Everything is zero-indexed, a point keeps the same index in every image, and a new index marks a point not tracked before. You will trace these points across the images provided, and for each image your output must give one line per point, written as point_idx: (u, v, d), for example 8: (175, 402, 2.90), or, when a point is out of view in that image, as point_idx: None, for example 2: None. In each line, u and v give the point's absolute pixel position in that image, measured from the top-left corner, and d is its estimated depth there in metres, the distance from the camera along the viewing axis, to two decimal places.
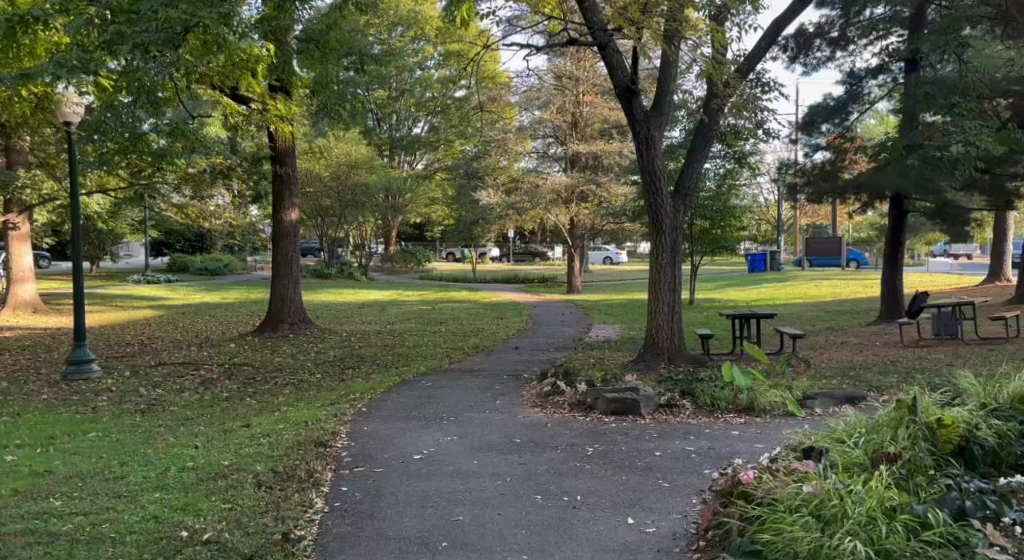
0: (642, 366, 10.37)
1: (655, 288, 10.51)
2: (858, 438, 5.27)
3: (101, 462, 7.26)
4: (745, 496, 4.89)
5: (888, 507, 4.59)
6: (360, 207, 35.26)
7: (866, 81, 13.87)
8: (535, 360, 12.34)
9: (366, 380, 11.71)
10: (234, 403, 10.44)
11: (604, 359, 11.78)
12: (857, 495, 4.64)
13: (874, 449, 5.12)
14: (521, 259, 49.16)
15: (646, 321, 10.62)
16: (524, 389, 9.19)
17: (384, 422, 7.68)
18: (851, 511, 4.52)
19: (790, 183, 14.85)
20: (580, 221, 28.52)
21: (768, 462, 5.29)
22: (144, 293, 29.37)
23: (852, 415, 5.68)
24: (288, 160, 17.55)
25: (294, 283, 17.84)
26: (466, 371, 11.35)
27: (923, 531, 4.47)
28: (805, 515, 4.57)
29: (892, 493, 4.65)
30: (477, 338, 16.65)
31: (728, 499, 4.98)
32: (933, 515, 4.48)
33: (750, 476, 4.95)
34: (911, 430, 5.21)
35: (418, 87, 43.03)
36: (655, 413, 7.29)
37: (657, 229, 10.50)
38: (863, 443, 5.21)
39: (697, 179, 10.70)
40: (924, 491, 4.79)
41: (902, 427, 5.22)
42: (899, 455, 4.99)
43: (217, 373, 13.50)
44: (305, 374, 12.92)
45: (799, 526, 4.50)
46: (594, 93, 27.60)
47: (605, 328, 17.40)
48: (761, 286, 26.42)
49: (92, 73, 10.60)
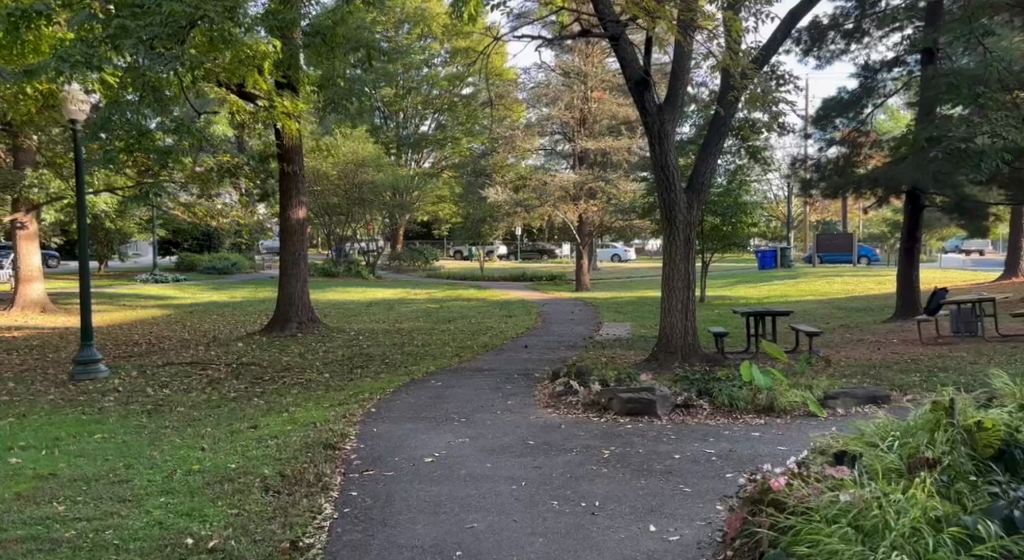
0: (655, 364, 10.19)
1: (669, 286, 10.34)
2: (893, 442, 5.08)
3: (106, 464, 7.11)
4: (777, 504, 4.66)
5: (932, 517, 4.40)
6: (367, 205, 35.11)
7: (881, 74, 13.66)
8: (545, 359, 12.19)
9: (375, 380, 11.54)
10: (242, 403, 10.31)
11: (616, 358, 11.62)
12: (897, 505, 4.43)
13: (909, 454, 4.93)
14: (529, 257, 49.05)
15: (660, 319, 10.44)
16: (536, 389, 9.03)
17: (393, 423, 7.53)
18: (894, 522, 4.34)
19: (803, 179, 14.67)
20: (589, 218, 28.38)
21: (798, 467, 5.04)
22: (153, 292, 29.27)
23: (883, 417, 5.47)
24: (295, 158, 17.39)
25: (301, 282, 17.68)
26: (477, 370, 11.20)
27: (976, 546, 4.22)
28: (844, 526, 4.38)
29: (936, 503, 4.45)
30: (487, 336, 16.44)
31: (756, 507, 4.71)
32: (984, 528, 4.23)
33: (782, 484, 4.68)
34: (949, 434, 4.95)
35: (425, 85, 42.87)
36: (672, 414, 7.11)
37: (670, 226, 10.32)
38: (898, 447, 5.02)
39: (711, 174, 10.51)
40: (969, 500, 4.58)
41: (940, 431, 4.96)
42: (937, 460, 4.80)
43: (225, 372, 13.36)
44: (312, 375, 12.73)
45: (837, 537, 4.29)
46: (602, 89, 27.39)
47: (616, 326, 17.20)
48: (773, 284, 26.15)
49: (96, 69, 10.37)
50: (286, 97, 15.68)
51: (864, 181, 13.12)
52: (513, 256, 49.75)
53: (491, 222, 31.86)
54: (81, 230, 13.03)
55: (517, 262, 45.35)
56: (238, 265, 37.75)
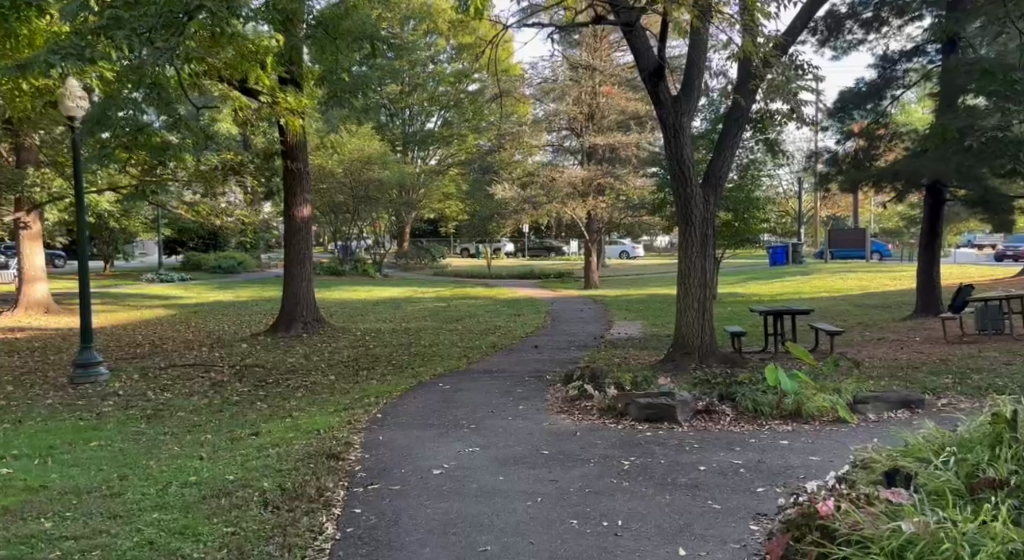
0: (670, 367, 9.86)
1: (685, 285, 9.99)
2: (949, 457, 4.78)
3: (100, 475, 6.78)
4: (826, 532, 4.38)
5: (1008, 551, 4.08)
6: (373, 203, 34.78)
7: (900, 64, 13.30)
8: (556, 360, 11.84)
9: (381, 382, 11.19)
10: (245, 408, 9.98)
11: (631, 359, 11.29)
12: (969, 538, 4.12)
13: (970, 474, 4.62)
14: (537, 254, 48.69)
15: (675, 318, 10.11)
16: (548, 392, 8.68)
17: (400, 430, 7.19)
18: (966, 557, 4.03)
19: (820, 172, 14.30)
20: (598, 215, 28.04)
21: (846, 488, 4.76)
22: (157, 292, 28.95)
23: (934, 427, 5.17)
24: (298, 155, 17.05)
25: (306, 282, 17.35)
26: (486, 373, 10.85)
27: None
28: None
29: (1012, 533, 4.13)
30: (495, 336, 16.12)
31: (803, 533, 4.46)
32: None
33: (831, 508, 4.44)
34: (1014, 450, 4.68)
35: (431, 82, 42.57)
36: (692, 421, 6.78)
37: (685, 221, 9.96)
38: (955, 464, 4.72)
39: (728, 168, 10.13)
40: None
41: (1005, 447, 4.68)
42: (1003, 482, 4.47)
43: (228, 375, 13.05)
44: (317, 377, 12.40)
45: None
46: (611, 83, 27.05)
47: (627, 326, 16.84)
48: (785, 280, 25.77)
49: (90, 62, 10.06)
50: (289, 92, 15.20)
51: (884, 174, 12.75)
52: (520, 254, 49.39)
53: (498, 218, 31.52)
54: (81, 229, 12.71)
55: (524, 260, 45.01)
56: (244, 265, 37.45)
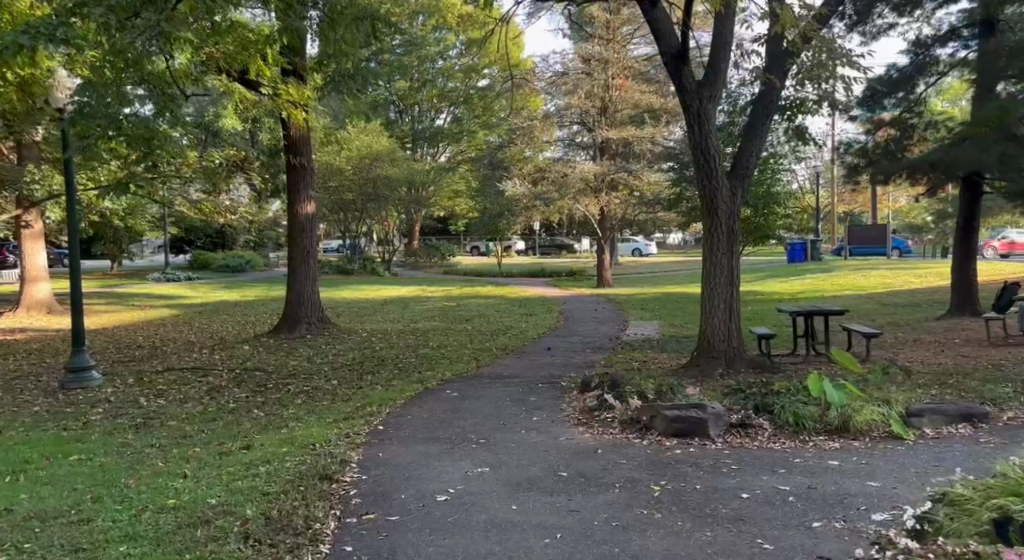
0: (696, 373, 9.23)
1: (710, 284, 9.35)
2: None
3: (72, 496, 6.16)
4: None
5: None
6: (382, 201, 34.19)
7: (934, 49, 12.61)
8: (571, 364, 11.19)
9: (387, 388, 10.55)
10: (240, 417, 9.36)
11: (651, 363, 10.63)
12: None
13: None
14: (547, 252, 48.03)
15: (700, 319, 9.47)
16: (564, 401, 8.04)
17: (403, 445, 6.57)
18: None
19: (849, 164, 13.60)
20: (611, 211, 27.40)
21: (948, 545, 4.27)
22: (163, 292, 28.39)
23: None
24: (302, 150, 16.42)
25: (311, 282, 16.73)
26: (497, 377, 10.22)
27: None
28: None
29: None
30: (506, 337, 15.48)
31: None
32: None
33: None
34: None
35: (441, 78, 42.02)
36: (726, 435, 6.17)
37: (710, 217, 9.31)
38: None
39: (756, 158, 9.47)
40: None
41: None
42: None
43: (227, 380, 12.44)
44: (319, 383, 11.79)
45: None
46: (624, 76, 26.39)
47: (643, 326, 16.18)
48: (805, 278, 25.03)
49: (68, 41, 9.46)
50: (292, 83, 14.78)
51: (919, 165, 12.07)
52: (531, 252, 48.74)
53: (509, 216, 30.86)
54: (72, 227, 12.11)
55: (536, 258, 44.37)
56: (251, 264, 36.87)
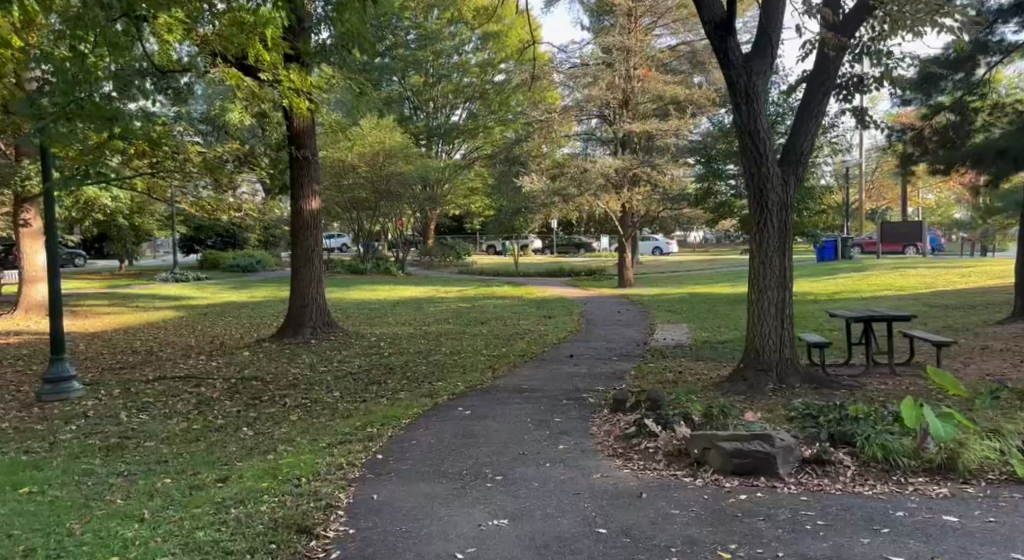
0: (744, 391, 8.17)
1: (760, 287, 8.31)
2: None
3: (7, 546, 5.11)
4: None
5: None
6: (397, 199, 33.20)
7: (998, 26, 11.34)
8: (597, 375, 10.12)
9: (393, 402, 9.49)
10: (226, 437, 8.32)
11: (689, 375, 9.59)
12: None
13: None
14: (565, 251, 46.94)
15: (747, 327, 8.46)
16: (594, 423, 7.01)
17: (405, 480, 5.61)
18: None
19: (901, 153, 12.44)
20: (633, 208, 26.28)
21: None
22: (168, 293, 27.38)
23: None
24: (306, 141, 15.35)
25: (316, 283, 15.68)
26: (517, 391, 9.18)
27: None
28: None
29: None
30: (524, 342, 14.42)
31: None
32: None
33: None
34: None
35: (456, 73, 41.07)
36: (799, 475, 5.27)
37: (760, 210, 8.27)
38: None
39: (811, 141, 8.42)
40: None
41: None
42: None
43: (220, 391, 11.40)
44: (319, 394, 10.76)
45: None
46: (647, 67, 25.25)
47: (671, 331, 15.09)
48: (837, 277, 23.87)
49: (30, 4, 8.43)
50: (294, 69, 13.76)
51: (982, 154, 10.88)
52: (548, 251, 47.65)
53: (527, 213, 29.78)
54: (50, 223, 11.13)
55: (553, 258, 43.27)
56: (262, 264, 35.87)
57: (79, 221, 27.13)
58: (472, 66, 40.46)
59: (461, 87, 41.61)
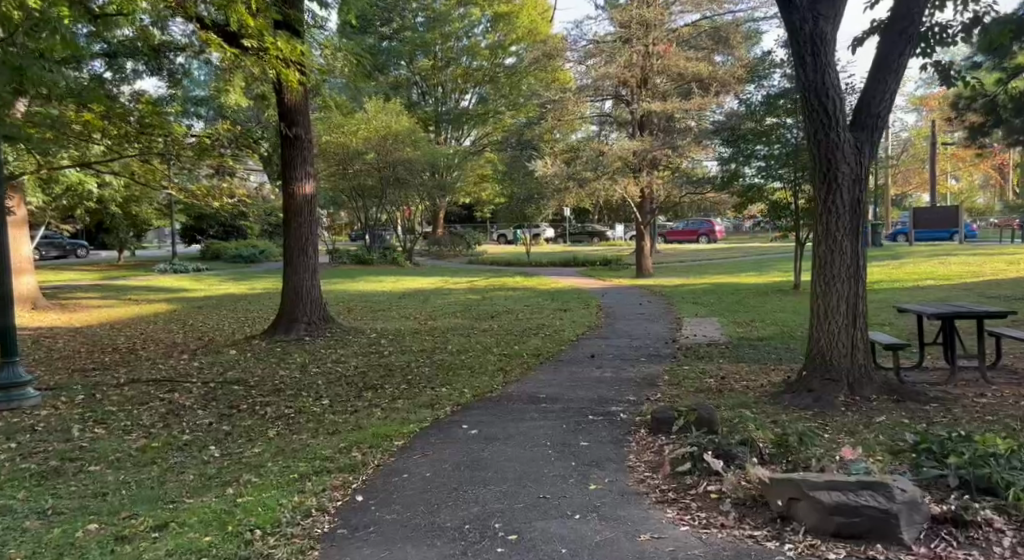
0: (814, 406, 6.80)
1: (826, 279, 7.05)
2: None
3: None
4: None
5: None
6: (404, 187, 31.81)
7: None
8: (626, 382, 8.78)
9: (388, 414, 8.19)
10: (187, 460, 6.99)
11: (736, 383, 8.29)
12: None
13: None
14: (578, 239, 45.50)
15: (810, 326, 7.15)
16: (630, 449, 5.84)
17: (411, 538, 4.74)
18: None
19: (972, 124, 11.16)
20: (653, 193, 24.87)
21: None
22: (165, 284, 26.03)
23: None
24: (298, 119, 13.87)
25: (311, 274, 14.23)
26: (535, 400, 7.89)
27: None
28: None
29: None
30: (538, 339, 13.02)
31: None
32: None
33: None
34: None
35: (465, 57, 39.76)
36: (931, 541, 4.48)
37: (827, 185, 7.00)
38: None
39: (892, 102, 7.06)
40: None
41: None
42: None
43: (195, 395, 10.02)
44: (306, 401, 9.41)
45: None
46: (667, 42, 23.82)
47: (701, 327, 13.77)
48: (870, 266, 22.51)
49: None
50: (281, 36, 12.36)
51: None
52: (561, 239, 46.26)
53: (540, 200, 28.43)
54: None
55: (567, 246, 41.87)
56: (265, 254, 34.47)
57: (69, 209, 25.73)
58: (482, 49, 39.15)
59: (471, 71, 40.23)
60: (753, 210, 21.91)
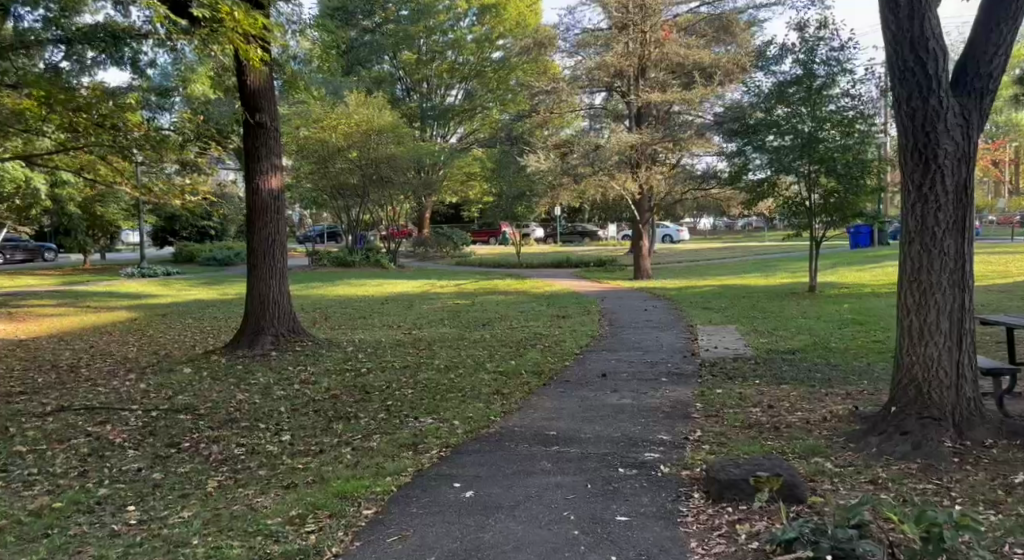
0: (916, 456, 5.26)
1: (921, 288, 5.50)
2: None
3: None
4: None
5: None
6: (388, 185, 30.08)
7: None
8: (654, 416, 7.13)
9: (360, 459, 6.52)
10: (95, 531, 5.30)
11: (797, 419, 6.69)
12: None
13: None
14: (569, 239, 43.89)
15: (901, 345, 5.61)
16: (705, 531, 4.46)
17: None
18: None
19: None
20: (652, 191, 23.29)
21: None
22: (131, 289, 24.21)
23: None
24: (263, 102, 12.14)
25: (278, 278, 12.50)
26: (550, 444, 6.24)
27: None
28: None
29: None
30: (535, 352, 11.40)
31: None
32: None
33: None
34: None
35: (451, 52, 38.01)
36: None
37: (922, 166, 5.45)
38: None
39: (1006, 58, 5.50)
40: None
41: None
42: None
43: (132, 426, 8.23)
44: (261, 437, 7.69)
45: None
46: (666, 29, 22.17)
47: (719, 338, 12.17)
48: (886, 268, 21.01)
49: None
50: (239, 6, 10.62)
51: None
52: (551, 239, 44.58)
53: (533, 198, 26.79)
54: None
55: (558, 247, 40.30)
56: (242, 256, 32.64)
57: (26, 209, 23.86)
58: (468, 42, 37.42)
59: (457, 66, 38.41)
60: (760, 209, 19.93)
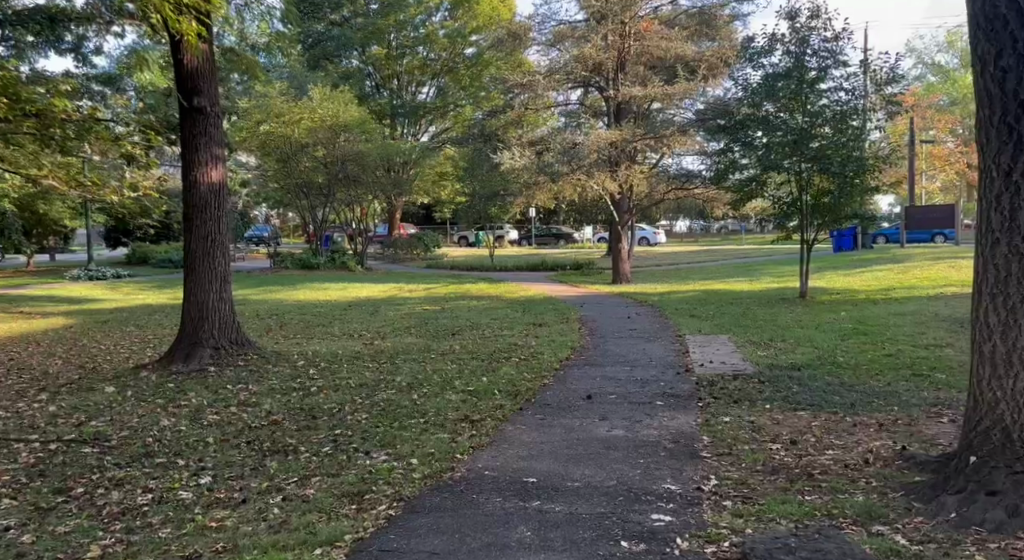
0: (1014, 528, 4.37)
1: (1010, 303, 4.73)
2: None
3: None
4: None
5: None
6: (355, 184, 28.65)
7: None
8: (656, 455, 5.82)
9: (287, 515, 5.22)
10: None
11: (839, 461, 5.48)
12: None
13: None
14: (543, 242, 42.57)
15: (979, 366, 4.82)
16: None
17: None
18: None
19: None
20: (633, 191, 22.08)
21: None
22: (76, 293, 22.57)
23: None
24: (202, 82, 10.70)
25: (220, 282, 11.07)
26: (528, 500, 4.96)
27: None
28: None
29: None
30: (510, 366, 10.08)
31: None
32: None
33: None
34: None
35: (422, 47, 36.56)
36: None
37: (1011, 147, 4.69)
38: None
39: None
40: None
41: None
42: None
43: (19, 465, 6.75)
44: (172, 479, 6.27)
45: None
46: (647, 20, 20.68)
47: (716, 350, 10.94)
48: (880, 274, 19.89)
49: None
50: None
51: None
52: (524, 242, 43.23)
53: (507, 199, 25.46)
54: None
55: (532, 250, 38.97)
56: None
57: None
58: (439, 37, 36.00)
59: (428, 62, 37.00)
60: (747, 209, 18.67)
